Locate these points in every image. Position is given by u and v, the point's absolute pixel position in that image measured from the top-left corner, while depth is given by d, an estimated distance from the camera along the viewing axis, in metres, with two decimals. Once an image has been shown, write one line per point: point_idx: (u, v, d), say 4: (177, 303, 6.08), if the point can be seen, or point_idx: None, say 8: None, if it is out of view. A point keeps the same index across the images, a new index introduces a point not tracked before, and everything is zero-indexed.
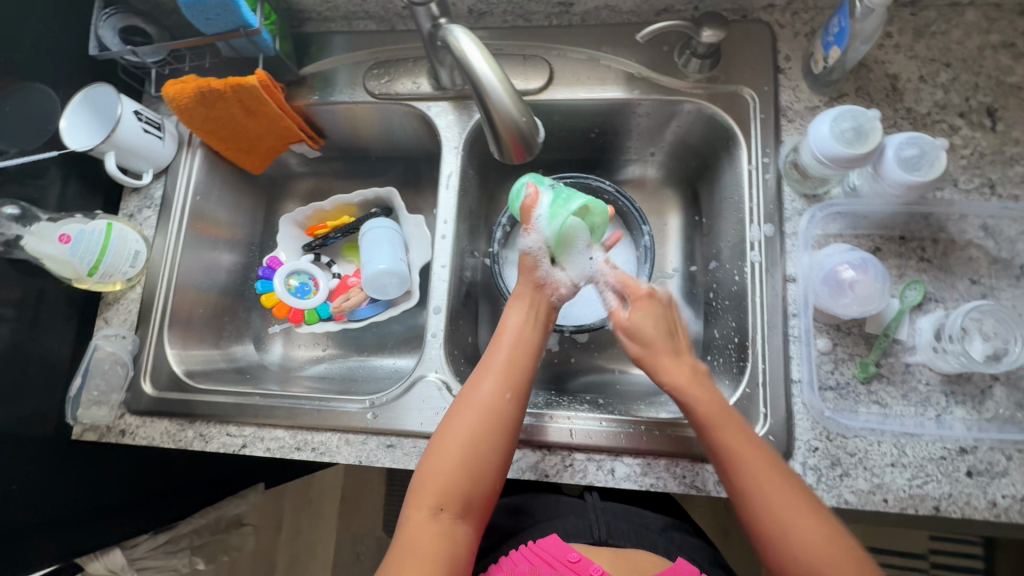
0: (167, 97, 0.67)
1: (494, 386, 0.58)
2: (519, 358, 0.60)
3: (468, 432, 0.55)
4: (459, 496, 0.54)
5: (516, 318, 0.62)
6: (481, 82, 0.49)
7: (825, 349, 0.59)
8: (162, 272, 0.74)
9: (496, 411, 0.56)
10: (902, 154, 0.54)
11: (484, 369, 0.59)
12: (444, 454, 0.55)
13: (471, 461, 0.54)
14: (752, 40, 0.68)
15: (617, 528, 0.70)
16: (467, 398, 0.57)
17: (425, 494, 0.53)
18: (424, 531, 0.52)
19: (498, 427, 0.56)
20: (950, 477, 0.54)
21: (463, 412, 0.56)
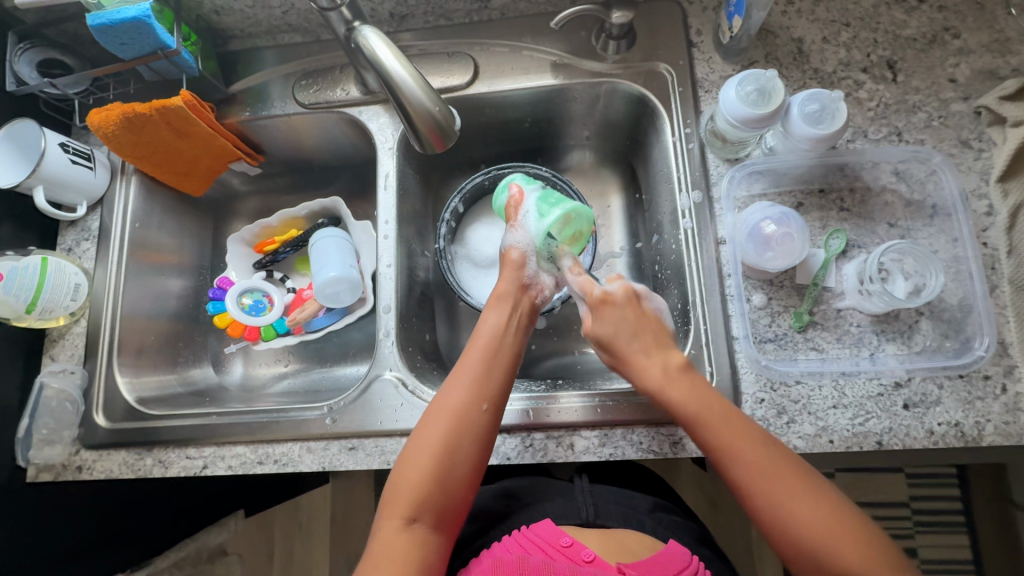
0: (93, 127, 0.67)
1: (469, 396, 0.57)
2: (490, 365, 0.60)
3: (442, 440, 0.55)
4: (431, 504, 0.53)
5: (492, 323, 0.63)
6: (392, 78, 0.50)
7: (761, 304, 0.61)
8: (106, 303, 0.73)
9: (470, 420, 0.56)
10: (805, 110, 0.57)
11: (458, 377, 0.59)
12: (414, 463, 0.55)
13: (443, 470, 0.54)
14: (663, 18, 0.70)
15: (605, 508, 0.71)
16: (440, 407, 0.57)
17: (397, 505, 0.53)
18: (395, 538, 0.52)
19: (469, 435, 0.56)
20: (889, 412, 0.57)
21: (434, 419, 0.57)
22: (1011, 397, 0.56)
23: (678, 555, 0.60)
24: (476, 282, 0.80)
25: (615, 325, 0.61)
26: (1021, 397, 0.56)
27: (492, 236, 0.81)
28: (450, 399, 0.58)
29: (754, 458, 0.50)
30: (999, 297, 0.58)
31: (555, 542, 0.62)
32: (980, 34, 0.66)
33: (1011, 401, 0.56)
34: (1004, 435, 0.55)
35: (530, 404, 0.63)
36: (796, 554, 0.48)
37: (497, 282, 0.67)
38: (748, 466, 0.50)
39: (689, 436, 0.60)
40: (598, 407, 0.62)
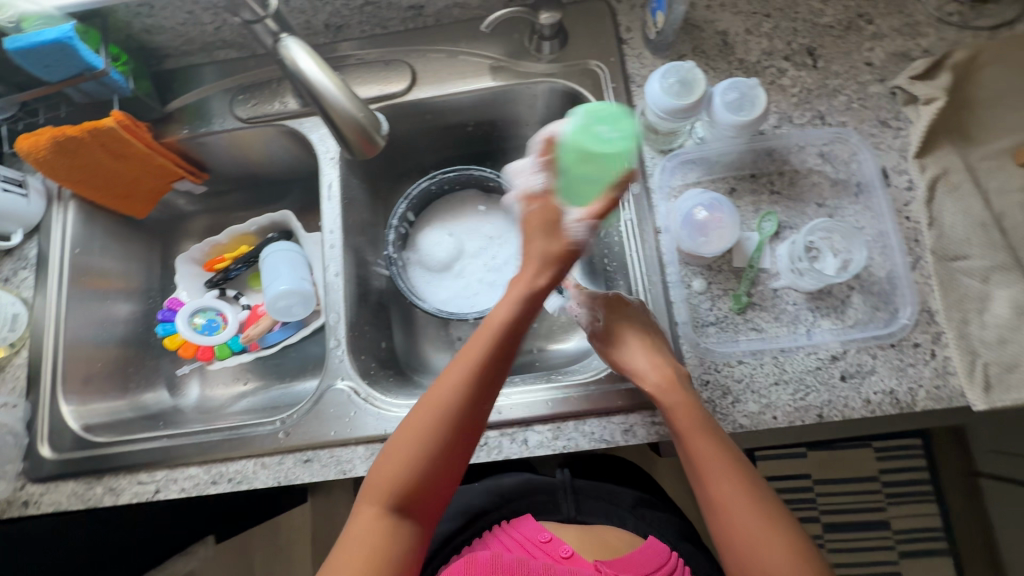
0: (23, 153, 0.66)
1: (477, 390, 0.51)
2: (494, 361, 0.52)
3: (436, 430, 0.50)
4: (411, 498, 0.50)
5: (503, 316, 0.52)
6: (316, 87, 0.50)
7: (701, 289, 0.63)
8: (48, 331, 0.71)
9: (472, 416, 0.51)
10: (726, 99, 0.58)
11: (460, 364, 0.52)
12: (400, 453, 0.50)
13: (431, 466, 0.50)
14: (593, 18, 0.72)
15: (588, 504, 0.72)
16: (442, 391, 0.51)
17: (384, 494, 0.49)
18: (371, 531, 0.48)
19: (469, 431, 0.51)
20: (827, 384, 0.59)
21: (431, 409, 0.51)
22: (940, 361, 0.58)
23: (655, 554, 0.62)
24: (429, 287, 0.80)
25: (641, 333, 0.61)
26: (949, 361, 0.58)
27: (442, 239, 0.81)
28: (442, 390, 0.51)
29: (730, 487, 0.51)
30: (922, 268, 0.61)
31: (534, 536, 0.64)
32: (891, 19, 0.69)
33: (940, 366, 0.58)
34: (935, 399, 0.57)
35: None
36: None
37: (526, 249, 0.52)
38: (721, 492, 0.51)
39: (638, 423, 0.61)
40: (550, 401, 0.62)
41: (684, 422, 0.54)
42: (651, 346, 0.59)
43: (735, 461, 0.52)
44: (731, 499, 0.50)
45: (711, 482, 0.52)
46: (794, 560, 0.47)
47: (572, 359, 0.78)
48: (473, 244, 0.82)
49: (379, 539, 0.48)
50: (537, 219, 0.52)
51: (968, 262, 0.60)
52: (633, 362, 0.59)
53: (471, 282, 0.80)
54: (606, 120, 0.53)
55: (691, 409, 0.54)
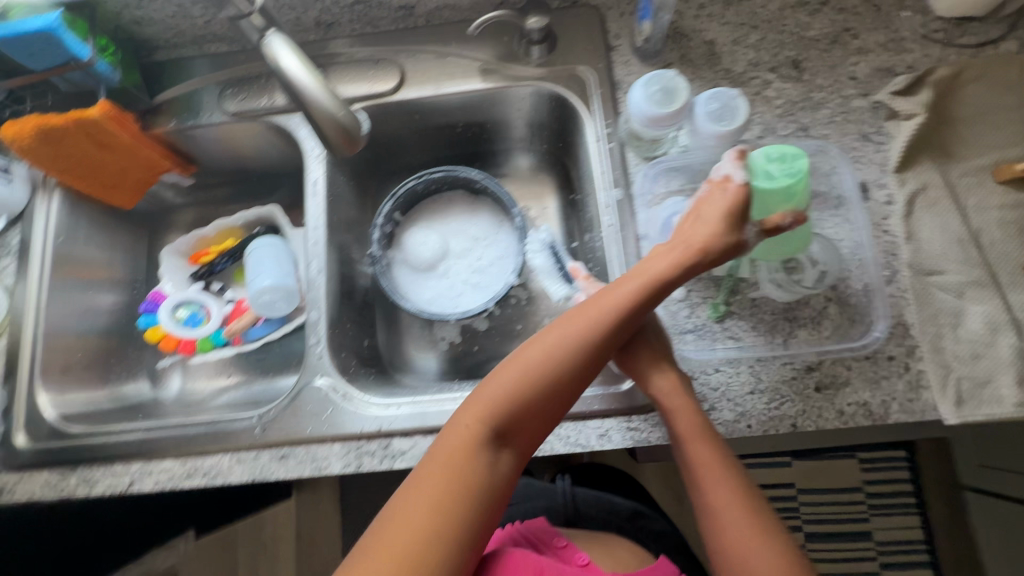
0: (7, 141, 0.66)
1: (609, 339, 0.54)
2: (635, 310, 0.55)
3: (561, 361, 0.53)
4: (512, 426, 0.52)
5: (658, 269, 0.56)
6: (299, 85, 0.51)
7: (680, 296, 0.64)
8: (27, 320, 0.70)
9: (591, 364, 0.54)
10: (708, 110, 0.58)
11: (603, 304, 0.55)
12: (513, 381, 0.52)
13: (544, 396, 0.53)
14: (582, 23, 0.72)
15: (588, 512, 0.75)
16: (580, 329, 0.54)
17: (486, 416, 0.51)
18: (468, 450, 0.50)
19: (581, 378, 0.54)
20: (802, 394, 0.60)
21: (562, 345, 0.53)
22: (914, 375, 0.58)
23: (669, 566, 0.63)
24: (412, 286, 0.80)
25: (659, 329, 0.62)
26: (923, 375, 0.58)
27: (427, 239, 0.81)
28: (578, 328, 0.54)
29: (726, 490, 0.54)
30: (899, 282, 0.61)
31: (549, 540, 0.65)
32: (877, 34, 0.69)
33: (914, 380, 0.58)
34: (907, 412, 0.58)
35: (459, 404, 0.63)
36: None
37: (691, 225, 0.57)
38: (719, 494, 0.54)
39: (614, 428, 0.61)
40: None
41: (685, 429, 0.55)
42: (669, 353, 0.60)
43: (732, 467, 0.55)
44: (727, 503, 0.54)
45: (711, 484, 0.55)
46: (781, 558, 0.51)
47: None
48: (458, 245, 0.82)
49: (467, 468, 0.49)
50: (725, 205, 0.55)
51: (943, 277, 0.60)
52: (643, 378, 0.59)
53: (454, 283, 0.80)
54: (777, 158, 0.54)
55: (693, 416, 0.56)
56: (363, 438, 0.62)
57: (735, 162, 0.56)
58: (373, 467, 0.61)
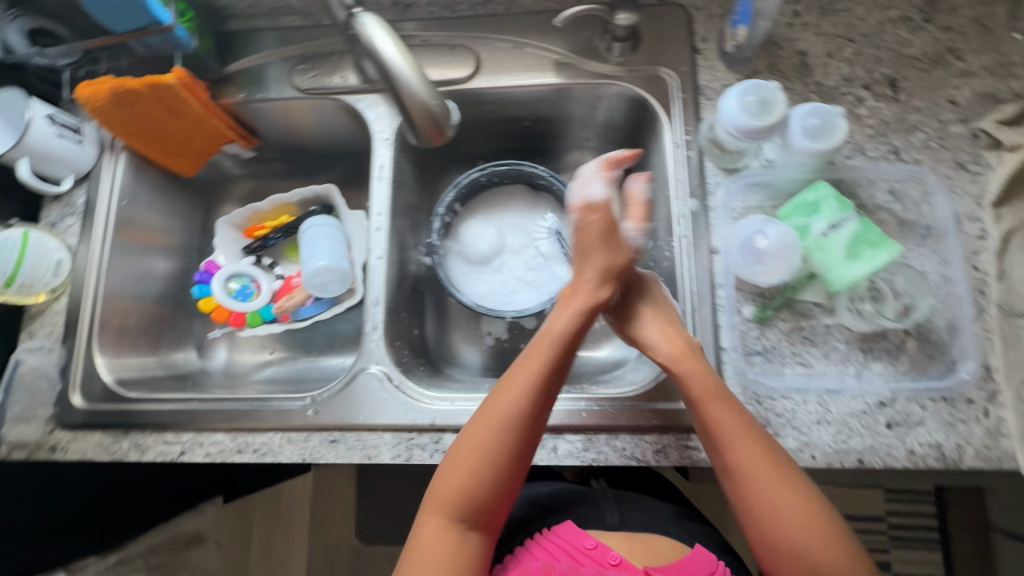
0: (83, 100, 0.66)
1: (537, 409, 0.55)
2: (550, 373, 0.57)
3: (495, 447, 0.54)
4: (474, 507, 0.53)
5: (557, 330, 0.59)
6: (392, 70, 0.49)
7: (751, 316, 0.61)
8: (88, 280, 0.71)
9: (530, 425, 0.55)
10: (805, 125, 0.56)
11: (509, 388, 0.56)
12: (458, 474, 0.53)
13: (494, 474, 0.54)
14: (670, 23, 0.69)
15: (631, 517, 0.70)
16: (500, 404, 0.55)
17: (446, 506, 0.53)
18: (443, 540, 0.52)
19: (529, 440, 0.55)
20: (871, 430, 0.58)
21: (490, 421, 0.54)
22: (993, 421, 0.56)
23: (705, 560, 0.62)
24: (467, 279, 0.79)
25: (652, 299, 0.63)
26: (1002, 422, 0.56)
27: (484, 232, 0.80)
28: (502, 406, 0.55)
29: (756, 456, 0.52)
30: (985, 321, 0.58)
31: (579, 544, 0.64)
32: (983, 57, 0.65)
33: (993, 426, 0.56)
34: (984, 460, 0.55)
35: None
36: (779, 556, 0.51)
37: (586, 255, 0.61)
38: (744, 460, 0.52)
39: (672, 445, 0.60)
40: (584, 411, 0.61)
41: (702, 393, 0.54)
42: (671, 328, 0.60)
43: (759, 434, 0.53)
44: (757, 468, 0.51)
45: (734, 453, 0.52)
46: (815, 518, 0.50)
47: (601, 370, 0.77)
48: (515, 241, 0.80)
49: (452, 555, 0.52)
50: (598, 227, 0.60)
51: None
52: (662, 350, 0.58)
53: (510, 280, 0.79)
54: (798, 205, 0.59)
55: (708, 384, 0.55)
56: (415, 431, 0.62)
57: (599, 178, 0.61)
58: (423, 460, 0.61)
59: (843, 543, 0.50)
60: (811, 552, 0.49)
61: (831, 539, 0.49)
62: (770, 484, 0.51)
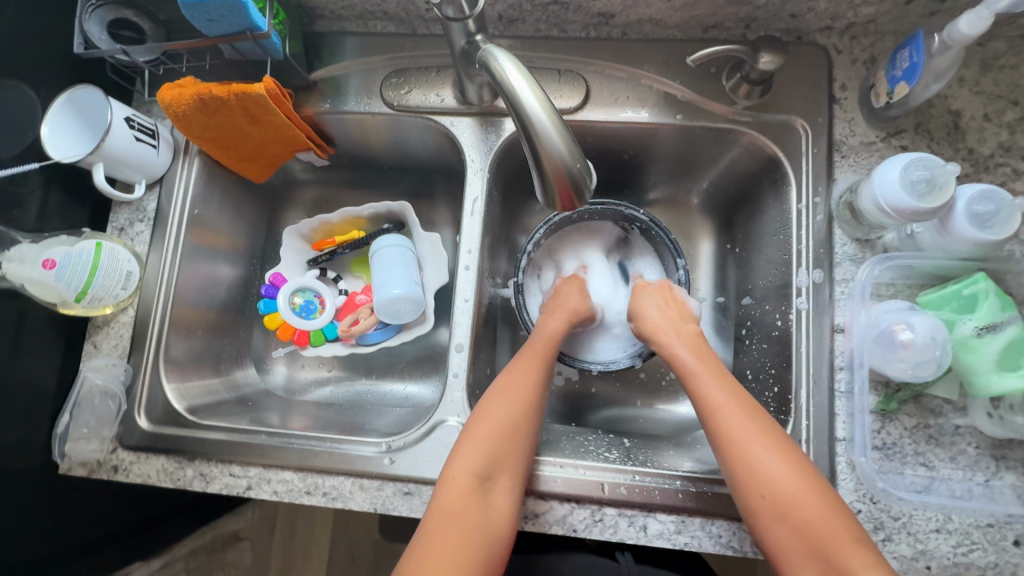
0: (164, 104, 0.61)
1: (527, 376, 0.60)
2: (545, 358, 0.63)
3: (510, 406, 0.57)
4: (480, 463, 0.53)
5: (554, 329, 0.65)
6: (529, 120, 0.43)
7: (876, 409, 0.56)
8: (157, 293, 0.68)
9: (525, 395, 0.58)
10: (974, 210, 0.50)
11: (519, 366, 0.61)
12: (480, 436, 0.55)
13: (496, 439, 0.54)
14: (807, 66, 0.62)
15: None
16: (502, 385, 0.59)
17: (464, 464, 0.53)
18: (465, 500, 0.51)
19: (523, 408, 0.57)
20: (996, 545, 0.52)
21: (495, 395, 0.58)
22: None
23: None
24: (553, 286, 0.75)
25: (648, 297, 0.67)
26: None
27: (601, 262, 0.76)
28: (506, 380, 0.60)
29: (741, 416, 0.51)
30: None
31: None
32: None
33: None
34: None
35: (603, 475, 0.58)
36: (772, 523, 0.47)
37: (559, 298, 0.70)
38: (727, 412, 0.51)
39: None
40: (679, 492, 0.57)
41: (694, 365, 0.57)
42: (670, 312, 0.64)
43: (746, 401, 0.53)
44: (743, 425, 0.50)
45: (717, 412, 0.52)
46: (800, 475, 0.47)
47: (678, 429, 0.72)
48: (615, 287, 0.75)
49: (474, 515, 0.50)
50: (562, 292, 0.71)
51: None
52: (655, 325, 0.63)
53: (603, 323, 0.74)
54: (953, 301, 0.53)
55: (706, 360, 0.57)
56: None
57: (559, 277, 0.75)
58: None
59: (836, 504, 0.46)
60: (800, 513, 0.45)
61: (827, 499, 0.46)
62: (757, 446, 0.49)
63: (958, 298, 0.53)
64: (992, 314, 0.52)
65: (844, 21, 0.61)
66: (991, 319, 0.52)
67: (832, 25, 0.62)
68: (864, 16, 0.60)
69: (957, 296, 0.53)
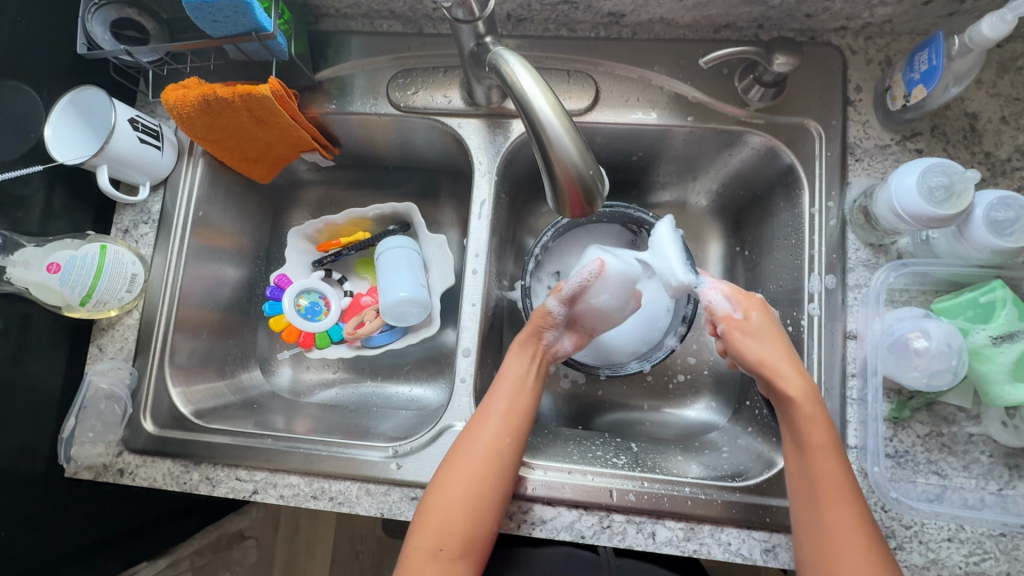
0: (168, 105, 0.60)
1: (494, 429, 0.56)
2: (517, 407, 0.58)
3: (478, 469, 0.53)
4: (444, 531, 0.52)
5: (517, 368, 0.60)
6: (541, 126, 0.43)
7: (888, 417, 0.55)
8: (162, 296, 0.68)
9: (495, 454, 0.54)
10: (992, 216, 0.49)
11: (486, 416, 0.57)
12: (444, 500, 0.53)
13: (467, 508, 0.52)
14: (821, 67, 0.61)
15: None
16: (467, 438, 0.56)
17: (424, 530, 0.52)
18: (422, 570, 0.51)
19: (493, 469, 0.54)
20: (1008, 555, 0.52)
21: (460, 451, 0.55)
22: None
23: None
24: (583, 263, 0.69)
25: (759, 342, 0.55)
26: None
27: (658, 242, 0.63)
28: (475, 433, 0.56)
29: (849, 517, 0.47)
30: None
31: None
32: None
33: None
34: None
35: (611, 482, 0.58)
36: None
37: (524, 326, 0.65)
38: (841, 510, 0.47)
39: (783, 545, 0.55)
40: (689, 499, 0.57)
41: (817, 437, 0.49)
42: (785, 349, 0.54)
43: (850, 485, 0.48)
44: (846, 524, 0.46)
45: (829, 506, 0.47)
46: None
47: (685, 434, 0.71)
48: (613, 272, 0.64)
49: None
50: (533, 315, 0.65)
51: None
52: (765, 357, 0.53)
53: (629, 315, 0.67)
54: (969, 311, 0.52)
55: (827, 429, 0.50)
56: None
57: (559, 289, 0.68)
58: (509, 530, 0.57)
59: None
60: None
61: None
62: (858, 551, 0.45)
63: (974, 307, 0.52)
64: (1008, 321, 0.51)
65: (859, 21, 0.60)
66: (1008, 327, 0.51)
67: (846, 25, 0.61)
68: (880, 16, 0.59)
69: (973, 305, 0.52)
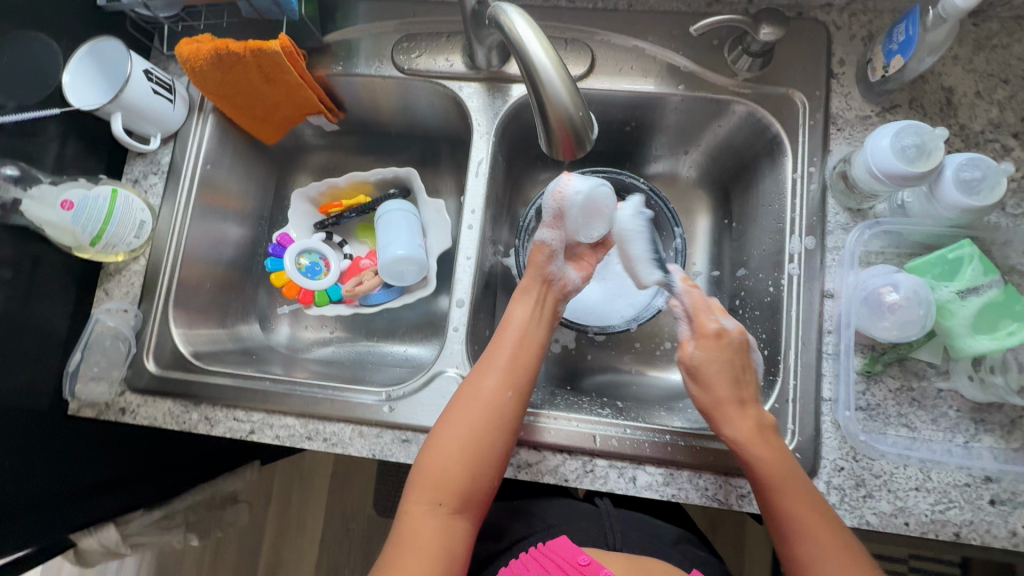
0: (181, 58, 0.63)
1: (496, 383, 0.57)
2: (517, 366, 0.59)
3: (478, 427, 0.55)
4: (445, 489, 0.53)
5: (519, 320, 0.62)
6: (536, 71, 0.45)
7: (861, 371, 0.58)
8: (169, 244, 0.70)
9: (496, 407, 0.56)
10: (960, 176, 0.52)
11: (486, 370, 0.58)
12: (445, 452, 0.54)
13: (469, 470, 0.54)
14: (807, 41, 0.64)
15: (630, 537, 0.63)
16: (471, 390, 0.57)
17: (424, 488, 0.53)
18: (422, 527, 0.52)
19: (497, 423, 0.56)
20: (973, 504, 0.54)
21: (463, 405, 0.56)
22: None
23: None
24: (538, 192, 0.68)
25: (712, 382, 0.57)
26: None
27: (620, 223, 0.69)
28: (480, 388, 0.57)
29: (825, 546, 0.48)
30: None
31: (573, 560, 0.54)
32: None
33: None
34: None
35: (595, 428, 0.60)
36: None
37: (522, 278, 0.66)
38: (811, 532, 0.49)
39: None
40: (669, 445, 0.59)
41: (766, 475, 0.51)
42: (733, 384, 0.56)
43: (819, 503, 0.51)
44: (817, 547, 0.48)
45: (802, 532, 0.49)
46: None
47: (670, 395, 0.74)
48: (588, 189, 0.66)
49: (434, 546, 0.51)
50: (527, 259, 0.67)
51: None
52: (709, 407, 0.56)
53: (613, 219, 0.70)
54: (938, 268, 0.55)
55: (780, 465, 0.52)
56: None
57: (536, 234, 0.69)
58: None
59: None
60: None
61: None
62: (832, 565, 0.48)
63: (943, 264, 0.55)
64: (971, 276, 0.54)
65: None
66: (971, 281, 0.54)
67: (831, 2, 0.64)
68: None
69: (940, 263, 0.55)
